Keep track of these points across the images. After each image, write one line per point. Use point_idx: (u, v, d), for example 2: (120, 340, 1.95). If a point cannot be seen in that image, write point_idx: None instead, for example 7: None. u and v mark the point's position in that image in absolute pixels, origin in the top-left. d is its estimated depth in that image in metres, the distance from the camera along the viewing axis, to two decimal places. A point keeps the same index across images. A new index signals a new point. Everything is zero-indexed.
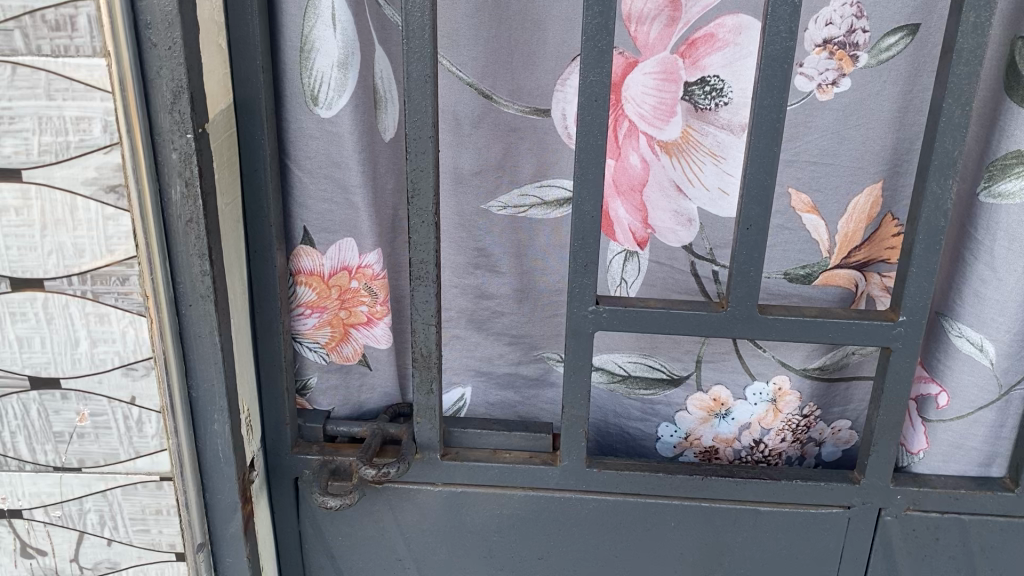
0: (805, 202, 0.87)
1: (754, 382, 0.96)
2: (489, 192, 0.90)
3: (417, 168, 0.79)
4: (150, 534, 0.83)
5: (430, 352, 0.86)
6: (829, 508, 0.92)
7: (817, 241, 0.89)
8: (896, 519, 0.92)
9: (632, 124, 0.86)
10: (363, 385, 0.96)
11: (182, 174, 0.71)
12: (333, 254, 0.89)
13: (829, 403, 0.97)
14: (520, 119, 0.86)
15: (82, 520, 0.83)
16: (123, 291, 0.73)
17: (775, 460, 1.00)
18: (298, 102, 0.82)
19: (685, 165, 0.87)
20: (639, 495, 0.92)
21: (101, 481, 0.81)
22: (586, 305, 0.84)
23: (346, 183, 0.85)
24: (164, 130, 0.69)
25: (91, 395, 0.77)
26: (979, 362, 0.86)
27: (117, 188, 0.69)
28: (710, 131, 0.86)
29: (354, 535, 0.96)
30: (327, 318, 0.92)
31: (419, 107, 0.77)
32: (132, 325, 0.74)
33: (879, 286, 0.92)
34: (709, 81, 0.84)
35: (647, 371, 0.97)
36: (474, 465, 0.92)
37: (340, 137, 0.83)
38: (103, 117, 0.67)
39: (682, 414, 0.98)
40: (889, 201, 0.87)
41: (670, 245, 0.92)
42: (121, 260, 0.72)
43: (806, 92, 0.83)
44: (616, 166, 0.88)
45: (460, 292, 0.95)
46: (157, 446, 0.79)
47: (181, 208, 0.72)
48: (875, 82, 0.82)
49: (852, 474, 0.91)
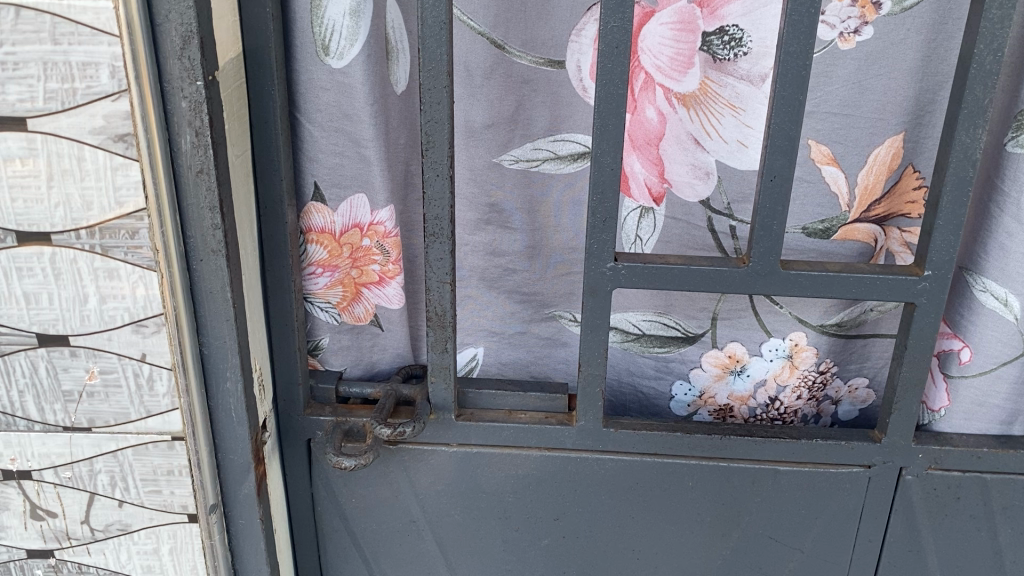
0: (825, 153, 0.86)
1: (770, 338, 0.95)
2: (501, 145, 0.88)
3: (432, 120, 0.77)
4: (161, 495, 0.82)
5: (445, 310, 0.85)
6: (849, 467, 0.90)
7: (836, 194, 0.88)
8: (917, 478, 0.90)
9: (648, 75, 0.84)
10: (375, 345, 0.95)
11: (192, 123, 0.69)
12: (344, 210, 0.87)
13: (846, 360, 0.96)
14: (533, 70, 0.84)
15: (92, 481, 0.81)
16: (132, 245, 0.71)
17: (790, 418, 0.99)
18: (308, 52, 0.80)
19: (703, 117, 0.85)
20: (656, 454, 0.91)
21: (112, 442, 0.79)
22: (604, 262, 0.82)
23: (358, 136, 0.83)
24: (172, 76, 0.67)
25: (101, 352, 0.75)
26: (1004, 318, 0.85)
27: (126, 137, 0.67)
28: (729, 82, 0.84)
29: (367, 497, 0.95)
30: (338, 277, 0.90)
31: (433, 57, 0.75)
32: (141, 281, 0.72)
33: (898, 242, 0.90)
34: (728, 31, 0.82)
35: (661, 329, 0.96)
36: (489, 425, 0.90)
37: (352, 88, 0.81)
38: (110, 62, 0.65)
39: (696, 371, 0.98)
40: (910, 153, 0.85)
41: (686, 200, 0.90)
42: (131, 212, 0.70)
43: (827, 41, 0.81)
44: (632, 119, 0.86)
45: (472, 250, 0.93)
46: (168, 406, 0.77)
47: (191, 158, 0.70)
48: (897, 29, 0.80)
49: (873, 433, 0.90)
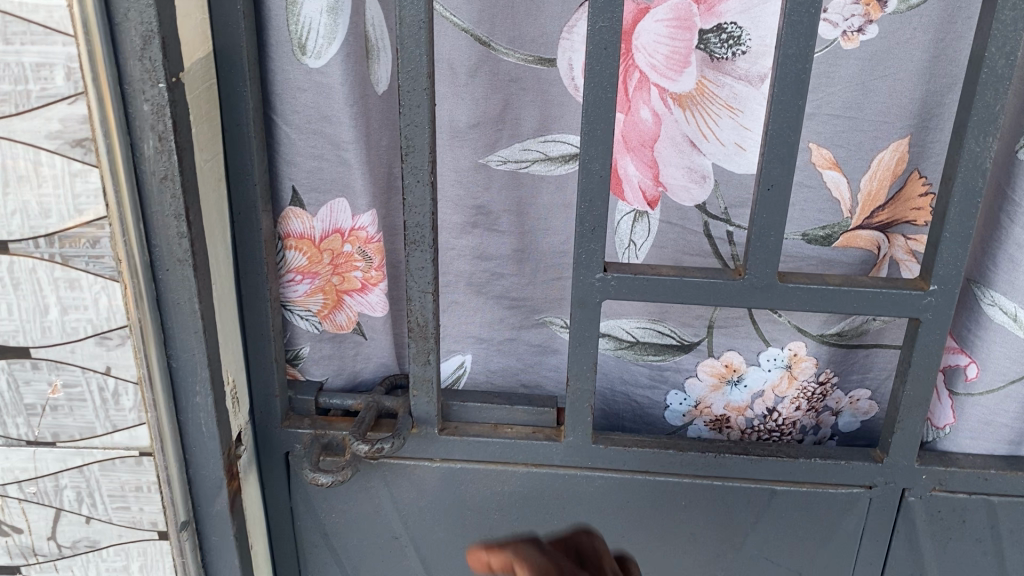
0: (827, 157, 0.82)
1: (768, 348, 0.92)
2: (487, 145, 0.84)
3: (412, 123, 0.73)
4: (130, 512, 0.79)
5: (427, 321, 0.81)
6: (849, 488, 0.86)
7: (838, 200, 0.84)
8: (921, 500, 0.86)
9: (643, 75, 0.80)
10: (357, 354, 0.91)
11: (155, 127, 0.65)
12: (324, 215, 0.84)
13: (847, 371, 0.92)
14: (521, 68, 0.81)
15: (58, 497, 0.78)
16: (94, 255, 0.68)
17: (789, 430, 0.95)
18: (284, 51, 0.76)
19: (700, 118, 0.81)
20: (648, 472, 0.87)
21: (78, 456, 0.76)
22: (593, 272, 0.78)
23: (337, 139, 0.80)
24: (133, 78, 0.64)
25: (64, 365, 0.72)
26: (1013, 334, 0.81)
27: (84, 142, 0.64)
28: (727, 82, 0.80)
29: (348, 512, 0.91)
30: (318, 285, 0.87)
31: (413, 58, 0.71)
32: (104, 292, 0.69)
33: (903, 249, 0.86)
34: (725, 28, 0.78)
35: (655, 336, 0.92)
36: (474, 440, 0.87)
37: (330, 88, 0.77)
38: (65, 63, 0.61)
39: (692, 380, 0.94)
40: (916, 157, 0.81)
41: (682, 205, 0.86)
42: (91, 221, 0.66)
43: (830, 40, 0.77)
44: (625, 120, 0.82)
45: (459, 254, 0.90)
46: (135, 421, 0.74)
47: (155, 163, 0.67)
48: (903, 28, 0.76)
49: (874, 453, 0.86)
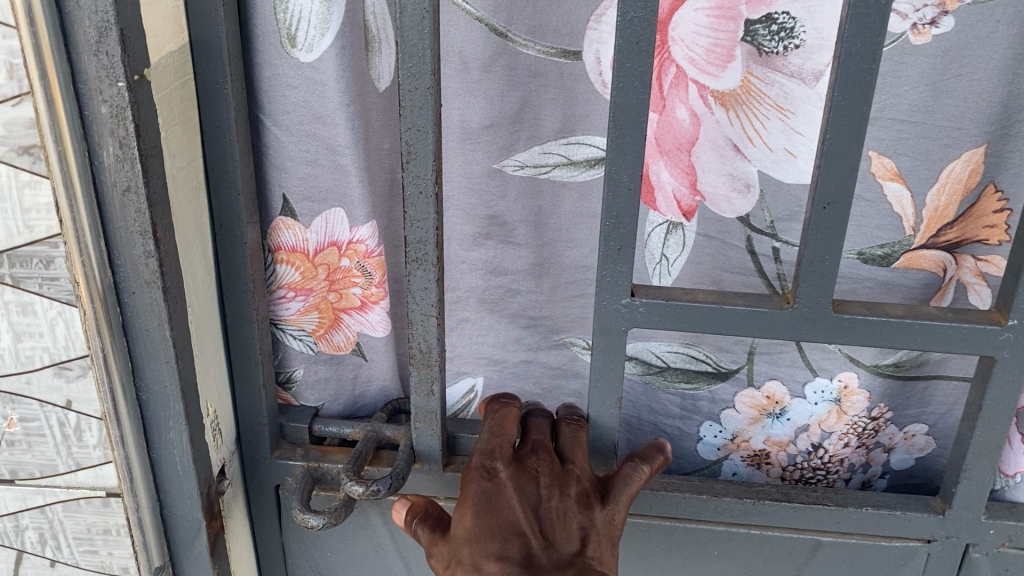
0: (888, 167, 0.72)
1: (816, 379, 0.81)
2: (502, 149, 0.75)
3: (413, 127, 0.63)
4: (99, 556, 0.72)
5: (431, 349, 0.72)
6: (905, 541, 0.77)
7: (900, 216, 0.74)
8: (986, 556, 0.77)
9: (680, 70, 0.70)
10: (357, 376, 0.83)
11: (115, 132, 0.56)
12: (319, 226, 0.75)
13: (903, 405, 0.82)
14: (542, 62, 0.71)
15: (19, 538, 0.71)
16: (48, 276, 0.60)
17: (835, 467, 0.86)
18: (271, 43, 0.67)
19: (745, 120, 0.71)
20: (677, 519, 0.78)
21: (39, 495, 0.69)
22: (619, 297, 0.68)
23: (333, 143, 0.71)
24: (89, 76, 0.55)
25: (19, 398, 0.65)
26: None
27: (32, 150, 0.56)
28: (777, 80, 0.69)
29: (344, 550, 0.83)
30: (313, 302, 0.78)
31: (414, 52, 0.60)
32: (61, 316, 0.61)
33: (972, 272, 0.76)
34: (776, 19, 0.67)
35: (688, 363, 0.83)
36: None
37: (323, 85, 0.68)
38: (7, 59, 0.53)
39: (728, 412, 0.84)
40: (993, 168, 0.70)
41: (722, 216, 0.76)
42: (43, 239, 0.59)
43: (898, 33, 0.66)
44: (659, 121, 0.72)
45: (469, 268, 0.81)
46: (100, 459, 0.67)
47: (116, 174, 0.58)
48: (985, 21, 0.65)
49: (935, 503, 0.76)
